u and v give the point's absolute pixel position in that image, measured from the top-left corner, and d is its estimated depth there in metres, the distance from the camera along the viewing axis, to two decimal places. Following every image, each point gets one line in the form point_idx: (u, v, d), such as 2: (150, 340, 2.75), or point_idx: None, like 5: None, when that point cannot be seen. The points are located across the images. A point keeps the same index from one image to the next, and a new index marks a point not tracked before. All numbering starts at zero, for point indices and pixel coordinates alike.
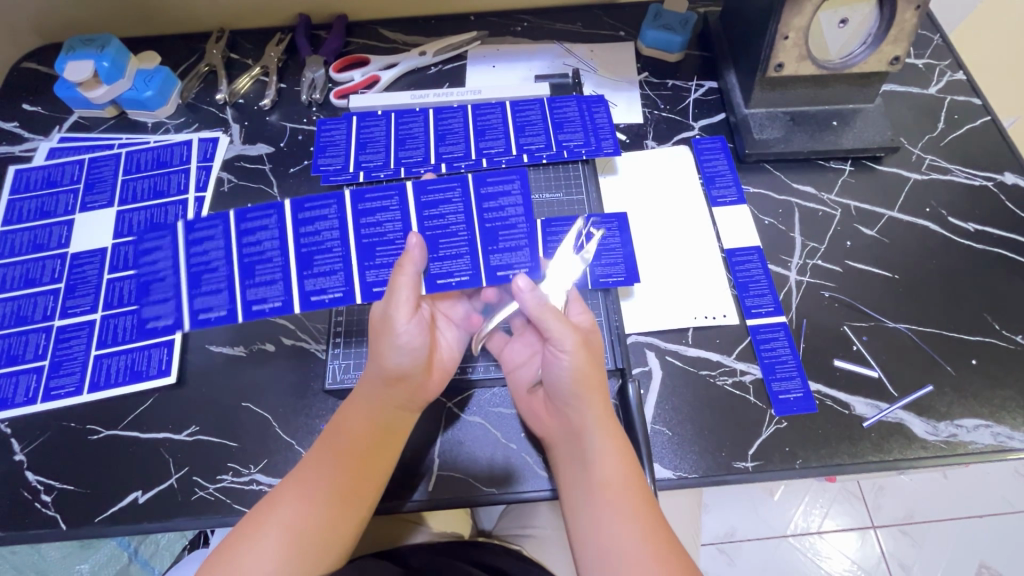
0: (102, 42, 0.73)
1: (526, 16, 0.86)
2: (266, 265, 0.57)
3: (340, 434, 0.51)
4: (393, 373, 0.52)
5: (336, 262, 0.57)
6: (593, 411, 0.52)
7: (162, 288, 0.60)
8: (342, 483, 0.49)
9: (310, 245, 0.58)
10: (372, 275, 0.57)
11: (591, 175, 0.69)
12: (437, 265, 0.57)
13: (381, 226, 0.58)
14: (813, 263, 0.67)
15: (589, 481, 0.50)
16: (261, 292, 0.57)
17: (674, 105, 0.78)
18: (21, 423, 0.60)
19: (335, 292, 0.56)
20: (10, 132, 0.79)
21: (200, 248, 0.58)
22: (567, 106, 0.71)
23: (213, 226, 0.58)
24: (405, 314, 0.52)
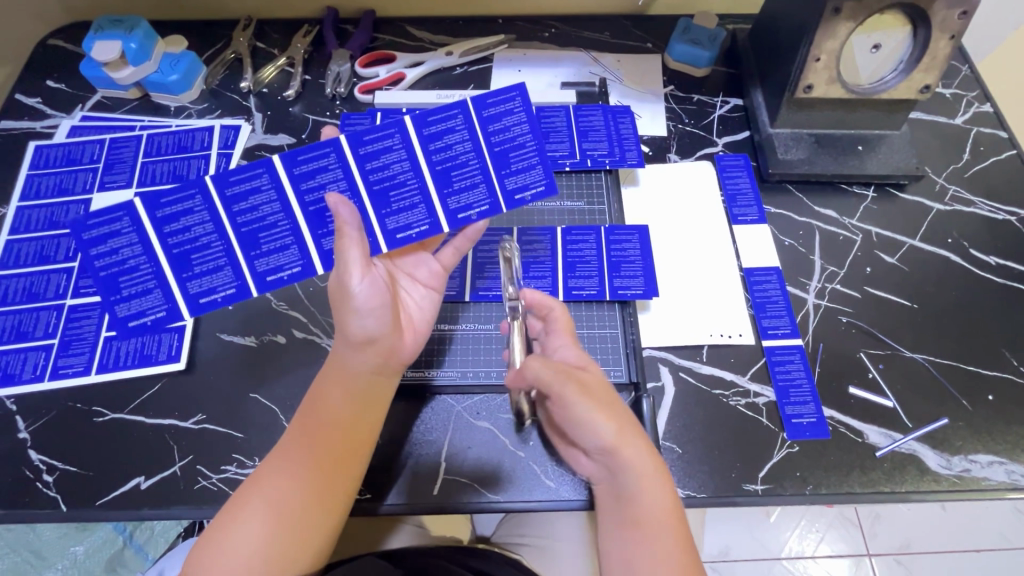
0: (130, 24, 0.73)
1: (554, 23, 0.87)
2: (271, 231, 0.54)
3: (319, 409, 0.50)
4: (355, 338, 0.51)
5: (415, 195, 0.54)
6: (629, 453, 0.49)
7: (210, 255, 0.55)
8: (324, 465, 0.48)
9: (319, 202, 0.53)
10: (393, 222, 0.54)
11: (614, 186, 0.68)
12: (453, 200, 0.55)
13: (388, 168, 0.53)
14: (831, 287, 0.66)
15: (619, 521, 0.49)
16: (273, 260, 0.55)
17: (698, 121, 0.78)
18: (26, 401, 0.59)
19: (420, 226, 0.55)
20: (31, 107, 0.78)
21: (247, 205, 0.53)
22: (592, 115, 0.70)
23: (256, 176, 0.52)
24: (358, 273, 0.51)
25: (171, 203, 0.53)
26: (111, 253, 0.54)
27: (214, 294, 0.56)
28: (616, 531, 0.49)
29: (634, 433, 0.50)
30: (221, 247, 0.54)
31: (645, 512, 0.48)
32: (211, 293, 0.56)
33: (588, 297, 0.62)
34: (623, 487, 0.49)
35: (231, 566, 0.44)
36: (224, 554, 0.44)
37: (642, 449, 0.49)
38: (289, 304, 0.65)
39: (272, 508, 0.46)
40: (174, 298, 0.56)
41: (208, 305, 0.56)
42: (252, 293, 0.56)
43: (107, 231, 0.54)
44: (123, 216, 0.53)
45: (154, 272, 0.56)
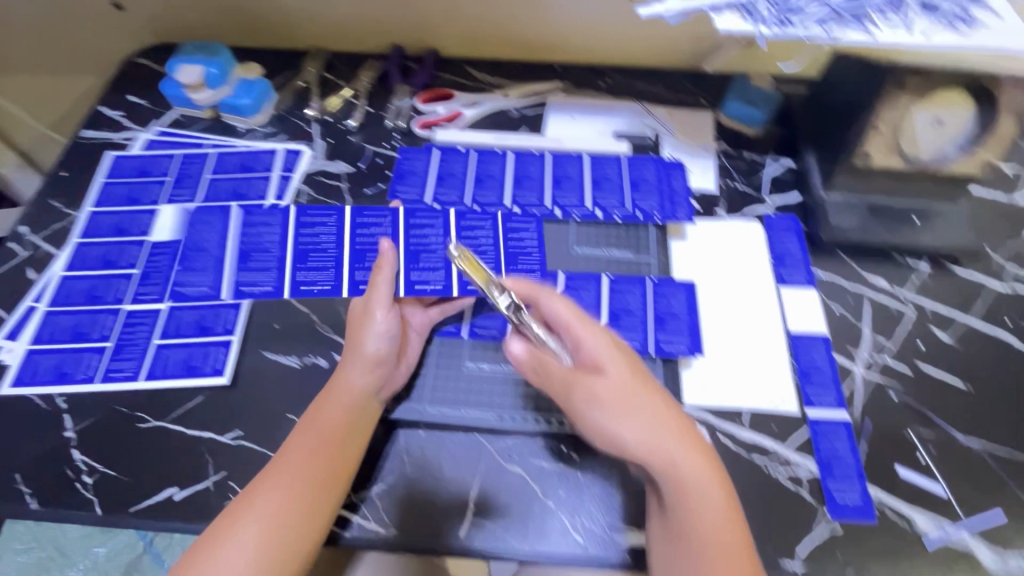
0: (213, 50, 0.79)
1: (609, 72, 0.89)
2: (320, 254, 0.65)
3: (317, 426, 0.52)
4: (367, 360, 0.55)
5: (438, 263, 0.63)
6: (691, 471, 0.46)
7: (265, 259, 0.65)
8: (318, 478, 0.50)
9: (365, 244, 0.65)
10: (416, 275, 0.62)
11: (660, 240, 0.67)
12: (466, 274, 0.62)
13: (426, 238, 0.65)
14: (881, 359, 0.64)
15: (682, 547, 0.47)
16: (310, 275, 0.63)
17: (749, 178, 0.78)
18: (75, 400, 0.61)
19: (434, 284, 0.61)
20: (113, 120, 0.84)
21: (310, 231, 0.66)
22: (644, 168, 0.71)
23: (328, 215, 0.68)
24: (383, 304, 0.56)
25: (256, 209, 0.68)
26: (253, 233, 0.67)
27: (254, 288, 0.63)
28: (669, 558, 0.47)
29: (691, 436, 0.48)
30: (276, 256, 0.65)
31: (710, 538, 0.46)
32: (251, 287, 0.63)
33: None
34: (679, 504, 0.47)
35: None
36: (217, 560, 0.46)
37: (698, 450, 0.47)
38: (333, 329, 0.66)
39: (273, 517, 0.47)
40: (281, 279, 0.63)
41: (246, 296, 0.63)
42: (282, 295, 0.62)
43: (205, 222, 0.70)
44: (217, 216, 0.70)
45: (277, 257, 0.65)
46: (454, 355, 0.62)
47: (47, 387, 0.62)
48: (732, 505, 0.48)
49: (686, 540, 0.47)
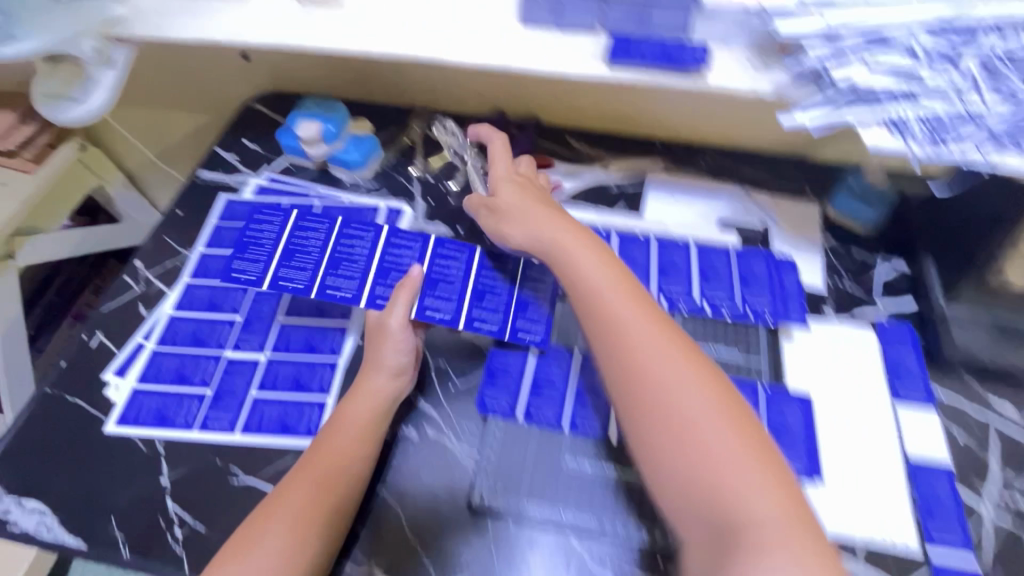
0: (330, 108, 0.82)
1: (710, 151, 0.87)
2: (351, 265, 0.71)
3: (342, 423, 0.59)
4: (389, 367, 0.61)
5: (500, 305, 0.68)
6: (632, 318, 0.54)
7: (304, 260, 0.71)
8: (340, 470, 0.55)
9: (439, 274, 0.70)
10: (477, 313, 0.67)
11: (771, 344, 0.65)
12: (523, 322, 0.67)
13: (492, 281, 0.70)
14: (1011, 500, 0.59)
15: (626, 356, 0.52)
16: (338, 282, 0.69)
17: (859, 279, 0.74)
18: (173, 446, 0.62)
19: (490, 324, 0.66)
20: (227, 162, 0.87)
21: (348, 244, 0.73)
22: (754, 263, 0.69)
23: (365, 233, 0.74)
24: (399, 317, 0.63)
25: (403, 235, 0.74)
26: (394, 255, 0.72)
27: (288, 284, 0.68)
28: (659, 446, 0.48)
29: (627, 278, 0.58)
30: (314, 260, 0.71)
31: (671, 397, 0.48)
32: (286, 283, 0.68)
33: None
34: (651, 396, 0.49)
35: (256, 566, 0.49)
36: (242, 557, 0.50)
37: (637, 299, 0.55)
38: (424, 398, 0.65)
39: (295, 512, 0.52)
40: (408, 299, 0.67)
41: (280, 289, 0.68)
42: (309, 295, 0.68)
43: (356, 236, 0.74)
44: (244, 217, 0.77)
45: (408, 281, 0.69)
46: (554, 448, 0.60)
47: (149, 430, 0.63)
48: (725, 400, 0.49)
49: (676, 426, 0.47)
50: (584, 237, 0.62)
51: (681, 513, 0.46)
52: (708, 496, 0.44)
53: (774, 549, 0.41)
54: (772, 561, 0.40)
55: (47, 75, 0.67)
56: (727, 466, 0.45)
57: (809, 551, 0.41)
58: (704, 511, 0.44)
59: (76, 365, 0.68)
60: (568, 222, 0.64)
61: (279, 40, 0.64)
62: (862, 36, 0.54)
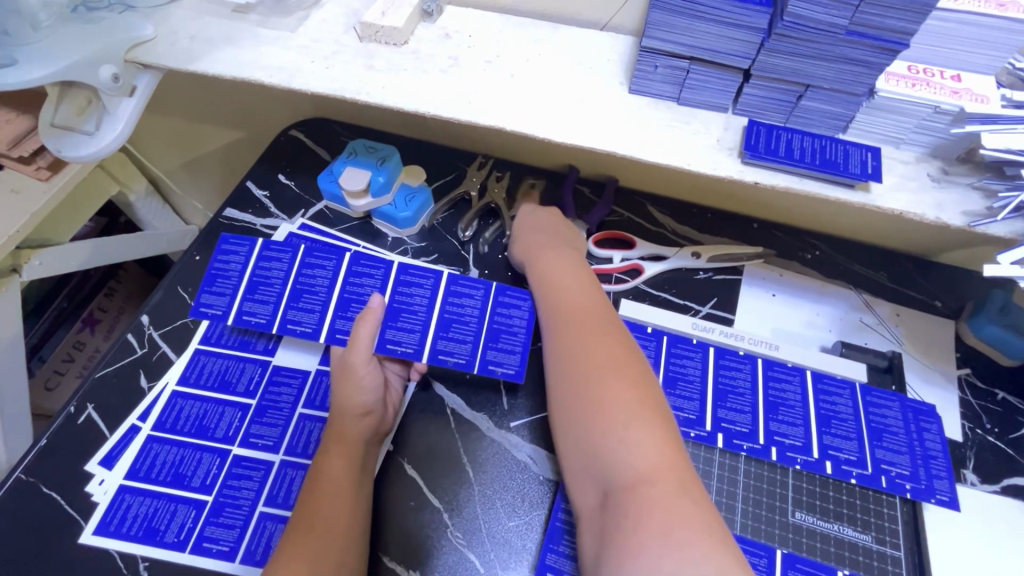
0: (384, 155, 0.71)
1: (818, 242, 0.74)
2: (410, 316, 0.59)
3: (320, 480, 0.53)
4: (358, 407, 0.56)
5: (517, 346, 0.59)
6: (574, 303, 0.56)
7: (312, 302, 0.61)
8: (326, 532, 0.49)
9: (454, 314, 0.60)
10: (493, 355, 0.58)
11: (912, 526, 0.50)
12: (493, 353, 0.59)
13: (510, 318, 0.61)
14: None
15: (563, 331, 0.54)
16: (398, 335, 0.58)
17: (1006, 432, 0.60)
18: (160, 570, 0.51)
19: (507, 367, 0.58)
20: (258, 200, 0.77)
21: (406, 291, 0.61)
22: (887, 408, 0.55)
23: (426, 277, 0.62)
24: (363, 359, 0.57)
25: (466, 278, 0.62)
26: (457, 304, 0.61)
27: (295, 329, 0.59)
28: (567, 412, 0.49)
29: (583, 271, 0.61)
30: (322, 300, 0.61)
31: (586, 367, 0.50)
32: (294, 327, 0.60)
33: None
34: (575, 366, 0.50)
35: None
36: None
37: (586, 290, 0.58)
38: (468, 543, 0.53)
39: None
40: (473, 356, 0.58)
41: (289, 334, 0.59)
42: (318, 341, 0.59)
43: (416, 283, 0.62)
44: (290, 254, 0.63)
45: (474, 334, 0.59)
46: None
47: (132, 544, 0.52)
48: (628, 363, 0.50)
49: (585, 391, 0.48)
50: (559, 242, 0.65)
51: (577, 477, 0.48)
52: (599, 459, 0.45)
53: (658, 514, 0.39)
54: (658, 527, 0.39)
55: (55, 102, 0.56)
56: (618, 428, 0.45)
57: (698, 517, 0.40)
58: (598, 475, 0.45)
59: (58, 444, 0.57)
60: (556, 231, 0.67)
61: (329, 85, 0.53)
62: None
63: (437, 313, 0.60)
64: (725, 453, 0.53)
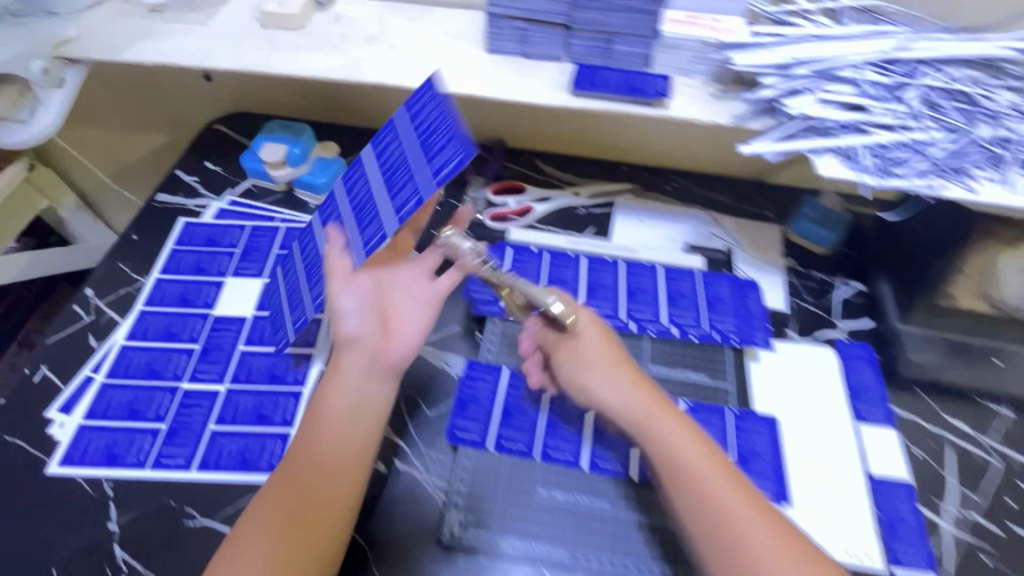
0: (297, 131, 0.82)
1: (676, 176, 0.90)
2: (363, 209, 0.57)
3: (316, 427, 0.52)
4: (346, 340, 0.54)
5: (445, 131, 0.49)
6: (693, 464, 0.48)
7: (292, 269, 0.66)
8: (305, 497, 0.49)
9: (380, 177, 0.56)
10: (438, 158, 0.48)
11: (738, 366, 0.65)
12: (435, 157, 0.49)
13: (418, 127, 0.53)
14: (970, 516, 0.60)
15: (718, 495, 0.46)
16: (363, 233, 0.55)
17: (820, 300, 0.77)
18: (123, 488, 0.58)
19: (450, 158, 0.47)
20: (187, 185, 0.85)
21: (343, 206, 0.60)
22: (719, 285, 0.70)
23: (347, 177, 0.62)
24: (342, 285, 0.55)
25: (383, 136, 0.58)
26: (389, 157, 0.56)
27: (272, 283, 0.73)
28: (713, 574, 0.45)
29: (686, 422, 0.50)
30: (297, 259, 0.66)
31: (739, 532, 0.45)
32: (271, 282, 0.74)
33: None
34: (722, 526, 0.45)
35: None
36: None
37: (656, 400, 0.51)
38: (396, 432, 0.62)
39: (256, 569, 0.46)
40: (421, 178, 0.50)
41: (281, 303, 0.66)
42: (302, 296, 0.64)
43: (358, 175, 0.60)
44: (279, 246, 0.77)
45: (404, 161, 0.53)
46: (525, 481, 0.57)
47: (95, 470, 0.59)
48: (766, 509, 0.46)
49: (732, 551, 0.44)
50: (613, 372, 0.52)
51: None
52: None
53: None
54: None
55: None
56: None
57: None
58: None
59: (16, 402, 0.63)
60: (598, 359, 0.53)
61: (239, 62, 0.63)
62: (812, 71, 0.56)
63: (382, 176, 0.56)
64: None
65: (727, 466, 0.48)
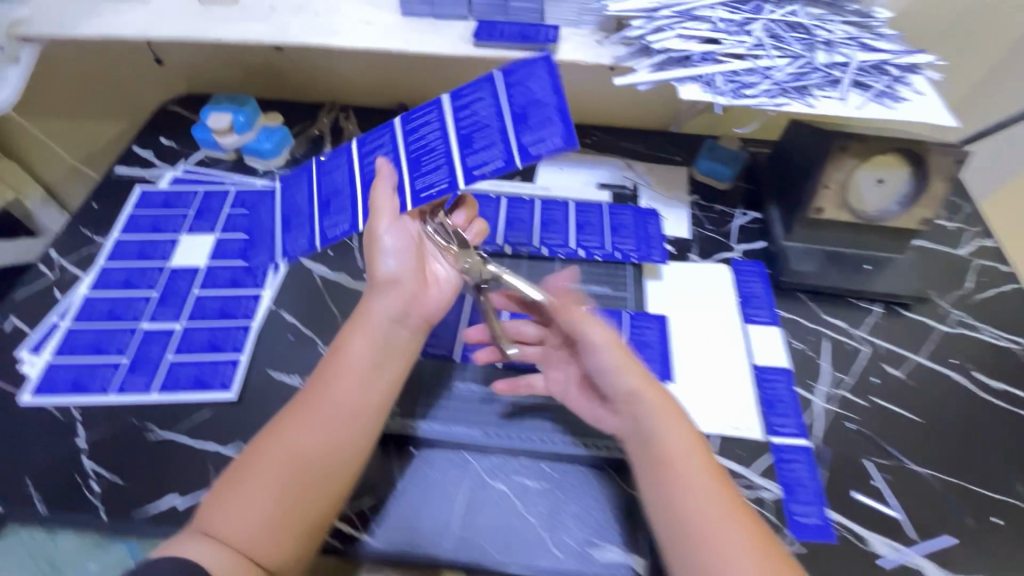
0: (241, 101, 0.89)
1: (596, 131, 0.99)
2: (339, 199, 0.62)
3: (345, 361, 0.55)
4: (380, 281, 0.59)
5: (549, 115, 0.54)
6: (677, 450, 0.49)
7: (265, 234, 0.72)
8: (320, 437, 0.52)
9: (418, 149, 0.58)
10: (530, 138, 0.53)
11: (637, 279, 0.75)
12: (528, 137, 0.53)
13: (475, 112, 0.56)
14: (839, 392, 0.69)
15: (697, 483, 0.47)
16: (336, 221, 0.61)
17: (719, 228, 0.86)
18: (90, 411, 0.65)
19: (553, 141, 0.52)
20: (144, 158, 0.92)
21: (330, 181, 0.64)
22: (623, 215, 0.80)
23: (339, 160, 0.65)
24: (387, 224, 0.57)
25: (466, 89, 0.57)
26: (469, 113, 0.56)
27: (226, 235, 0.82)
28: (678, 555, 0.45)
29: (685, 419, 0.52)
30: (273, 225, 0.71)
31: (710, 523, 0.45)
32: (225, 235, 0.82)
33: None
34: (692, 511, 0.46)
35: (237, 528, 0.47)
36: (206, 538, 0.47)
37: (665, 407, 0.52)
38: None
39: (268, 505, 0.48)
40: (512, 149, 0.53)
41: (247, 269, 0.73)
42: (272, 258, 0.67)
43: (421, 122, 0.60)
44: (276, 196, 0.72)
45: (555, 112, 0.54)
46: (445, 377, 0.68)
47: (64, 398, 0.66)
48: (741, 509, 0.46)
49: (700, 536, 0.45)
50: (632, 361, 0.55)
51: None
52: None
53: None
54: None
55: None
56: None
57: None
58: None
59: None
60: (615, 343, 0.55)
61: (179, 32, 0.71)
62: (674, 13, 0.66)
63: (452, 132, 0.57)
64: (510, 256, 0.75)
65: (713, 466, 0.49)
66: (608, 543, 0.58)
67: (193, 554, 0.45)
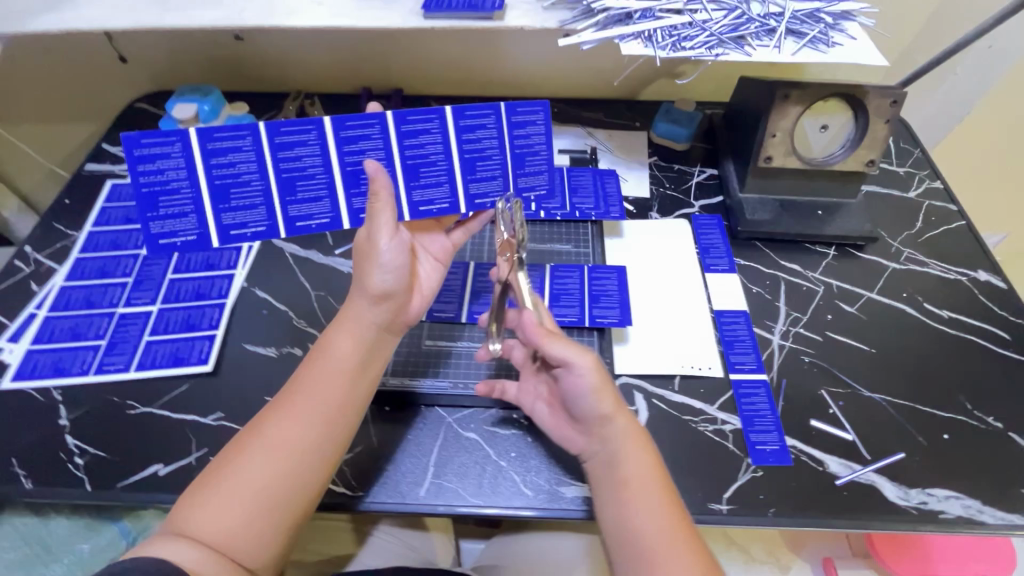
0: (205, 92, 0.91)
1: (558, 103, 1.01)
2: (308, 182, 0.61)
3: (329, 369, 0.54)
4: (373, 291, 0.55)
5: (542, 165, 0.65)
6: (636, 475, 0.51)
7: (176, 201, 0.60)
8: (304, 444, 0.51)
9: (416, 157, 0.62)
10: (524, 182, 0.65)
11: (597, 235, 0.80)
12: (522, 180, 0.65)
13: (481, 142, 0.63)
14: (795, 330, 0.72)
15: (652, 508, 0.50)
16: (305, 208, 0.62)
17: (678, 186, 0.89)
18: (71, 392, 0.67)
19: (541, 190, 0.66)
20: (113, 154, 0.94)
21: (291, 155, 0.60)
22: (582, 177, 0.85)
23: (305, 131, 0.60)
24: (388, 234, 0.55)
25: (473, 113, 0.62)
26: (474, 139, 0.63)
27: None
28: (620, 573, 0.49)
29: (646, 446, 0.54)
30: (190, 194, 0.60)
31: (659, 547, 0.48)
32: None
33: (570, 324, 0.70)
34: (640, 534, 0.49)
35: (216, 532, 0.47)
36: (184, 538, 0.46)
37: (635, 441, 0.53)
38: (307, 322, 0.74)
39: (251, 509, 0.48)
40: (509, 189, 0.65)
41: (164, 245, 0.61)
42: (212, 242, 0.61)
43: (422, 127, 0.61)
44: (178, 141, 0.58)
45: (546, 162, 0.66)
46: (414, 336, 0.70)
47: (44, 381, 0.68)
48: (686, 531, 0.49)
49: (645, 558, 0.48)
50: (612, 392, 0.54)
51: None
52: None
53: None
54: None
55: None
56: None
57: None
58: None
59: None
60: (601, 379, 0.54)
61: (135, 21, 0.73)
62: None
63: (456, 153, 0.63)
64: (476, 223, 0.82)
65: (669, 490, 0.52)
66: (575, 483, 0.60)
67: (172, 555, 0.45)
